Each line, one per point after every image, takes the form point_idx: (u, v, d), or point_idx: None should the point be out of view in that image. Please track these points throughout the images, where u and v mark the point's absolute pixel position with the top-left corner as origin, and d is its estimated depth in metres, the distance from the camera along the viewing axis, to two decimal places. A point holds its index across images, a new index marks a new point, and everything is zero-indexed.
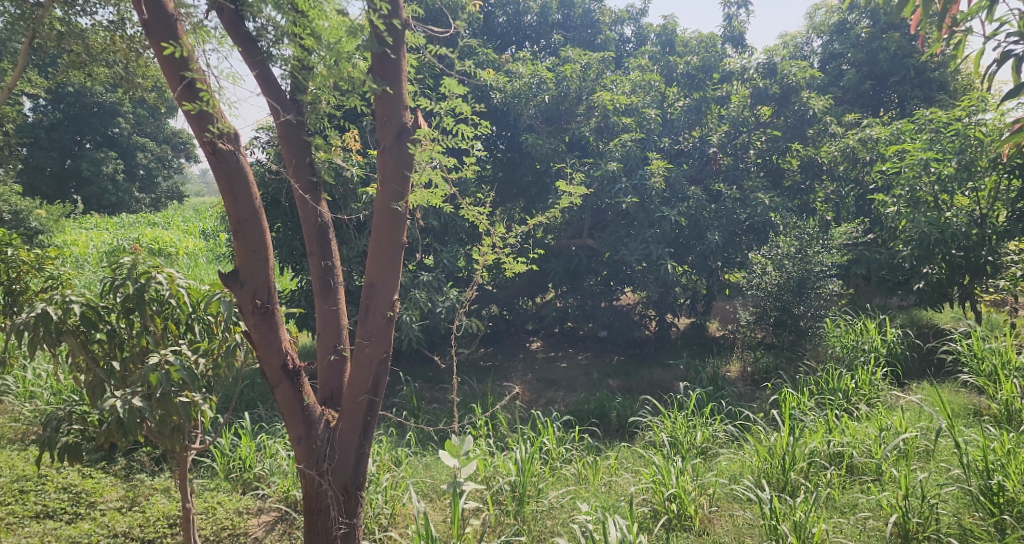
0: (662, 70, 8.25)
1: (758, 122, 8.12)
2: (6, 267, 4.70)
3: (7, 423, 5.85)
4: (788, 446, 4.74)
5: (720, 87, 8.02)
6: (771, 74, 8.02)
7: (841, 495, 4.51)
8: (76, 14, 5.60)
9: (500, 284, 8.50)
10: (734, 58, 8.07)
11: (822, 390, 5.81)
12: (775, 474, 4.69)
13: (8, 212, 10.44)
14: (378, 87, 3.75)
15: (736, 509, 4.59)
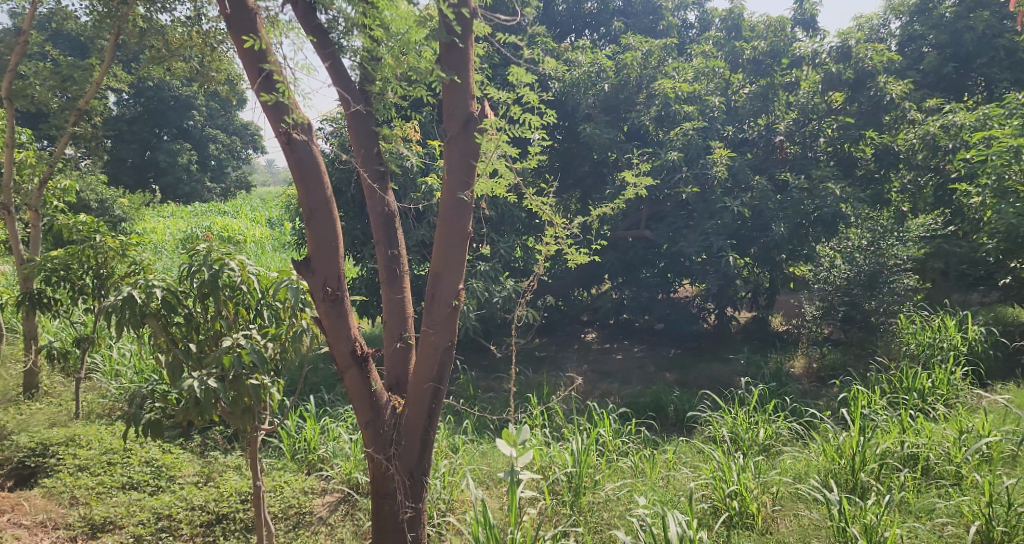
0: (728, 55, 8.14)
1: (830, 108, 7.78)
2: (97, 252, 5.35)
3: (96, 400, 6.16)
4: (858, 446, 4.63)
5: (789, 72, 7.79)
6: (844, 58, 7.56)
7: (916, 499, 4.38)
8: (157, 11, 5.88)
9: (554, 274, 8.40)
10: (806, 42, 7.74)
11: (896, 389, 5.63)
12: (844, 475, 4.58)
13: (95, 202, 10.93)
14: (445, 77, 3.77)
15: (801, 508, 4.51)
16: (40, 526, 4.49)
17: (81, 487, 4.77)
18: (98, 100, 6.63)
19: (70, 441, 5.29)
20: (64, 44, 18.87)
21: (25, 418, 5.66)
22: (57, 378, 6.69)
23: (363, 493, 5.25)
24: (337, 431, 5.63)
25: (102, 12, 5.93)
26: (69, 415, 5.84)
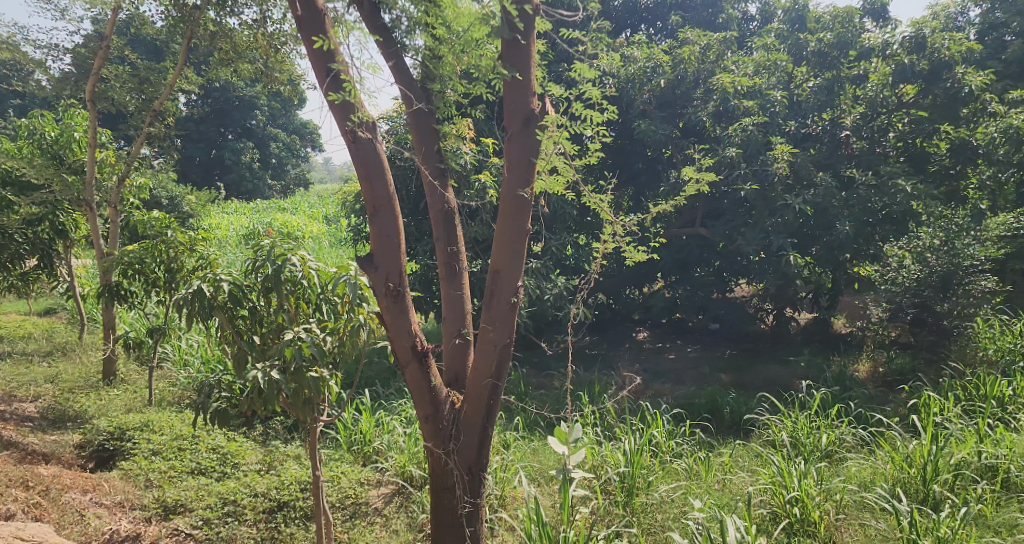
0: (791, 48, 7.86)
1: (901, 102, 7.49)
2: (168, 247, 5.65)
3: (166, 388, 6.42)
4: (930, 456, 4.52)
5: (856, 65, 7.53)
6: (918, 48, 7.22)
7: (995, 514, 4.27)
8: (226, 16, 6.15)
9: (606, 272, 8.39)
10: (876, 33, 7.53)
11: (973, 396, 5.48)
12: (914, 484, 4.48)
13: (165, 199, 11.40)
14: (507, 74, 3.79)
15: (867, 518, 4.40)
16: (117, 506, 4.68)
17: (155, 470, 4.98)
18: (171, 101, 6.90)
19: (144, 426, 5.52)
20: (137, 48, 19.61)
21: (102, 404, 5.94)
22: (132, 366, 7.02)
23: (417, 486, 5.36)
24: (392, 424, 5.75)
25: (176, 16, 6.12)
26: (143, 402, 6.09)
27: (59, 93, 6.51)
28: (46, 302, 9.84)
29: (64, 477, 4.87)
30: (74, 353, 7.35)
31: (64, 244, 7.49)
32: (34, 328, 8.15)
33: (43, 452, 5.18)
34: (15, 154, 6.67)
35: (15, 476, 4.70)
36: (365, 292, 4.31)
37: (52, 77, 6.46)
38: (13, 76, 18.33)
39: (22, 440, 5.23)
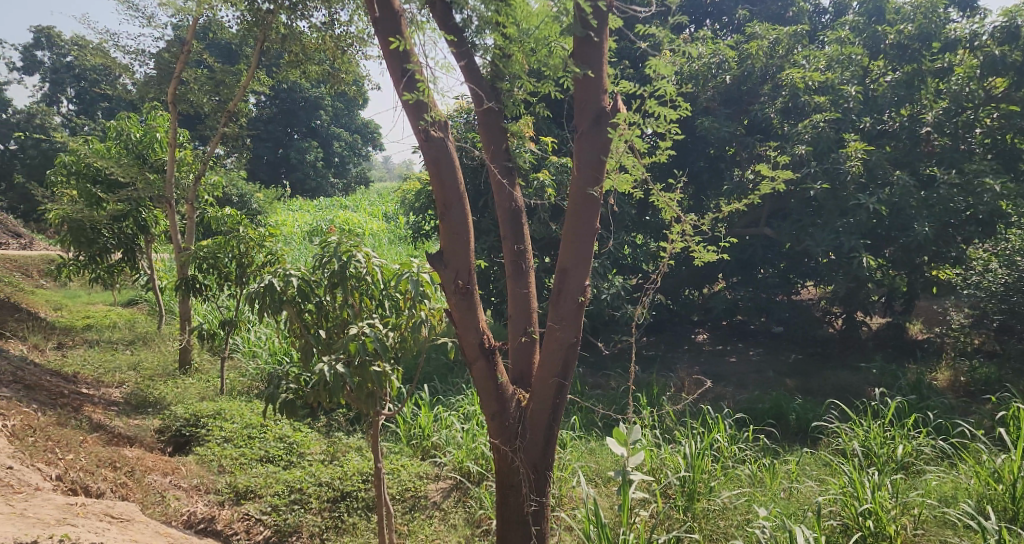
0: (868, 41, 7.60)
1: (988, 96, 7.02)
2: (239, 242, 5.92)
3: (237, 378, 6.64)
4: (1019, 472, 4.32)
5: (940, 57, 7.19)
6: (1011, 39, 6.73)
7: None
8: (297, 19, 6.34)
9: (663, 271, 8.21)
10: (961, 24, 7.10)
11: None
12: (1001, 502, 4.30)
13: (236, 196, 11.79)
14: (579, 72, 3.77)
15: (949, 535, 4.23)
16: (194, 489, 4.81)
17: (227, 456, 5.14)
18: (244, 101, 7.10)
19: (217, 414, 5.69)
20: (212, 51, 20.31)
21: (178, 392, 6.19)
22: (205, 356, 7.29)
23: (475, 482, 5.41)
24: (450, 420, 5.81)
25: (250, 21, 6.30)
26: (215, 391, 6.29)
27: (143, 96, 6.75)
28: (128, 293, 10.27)
29: (147, 459, 5.02)
30: (153, 342, 7.65)
31: (145, 239, 7.86)
32: (117, 318, 8.52)
33: (128, 435, 5.35)
34: (105, 154, 7.02)
35: (103, 457, 4.80)
36: (427, 290, 4.39)
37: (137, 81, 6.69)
38: (102, 80, 19.16)
39: (107, 423, 5.43)
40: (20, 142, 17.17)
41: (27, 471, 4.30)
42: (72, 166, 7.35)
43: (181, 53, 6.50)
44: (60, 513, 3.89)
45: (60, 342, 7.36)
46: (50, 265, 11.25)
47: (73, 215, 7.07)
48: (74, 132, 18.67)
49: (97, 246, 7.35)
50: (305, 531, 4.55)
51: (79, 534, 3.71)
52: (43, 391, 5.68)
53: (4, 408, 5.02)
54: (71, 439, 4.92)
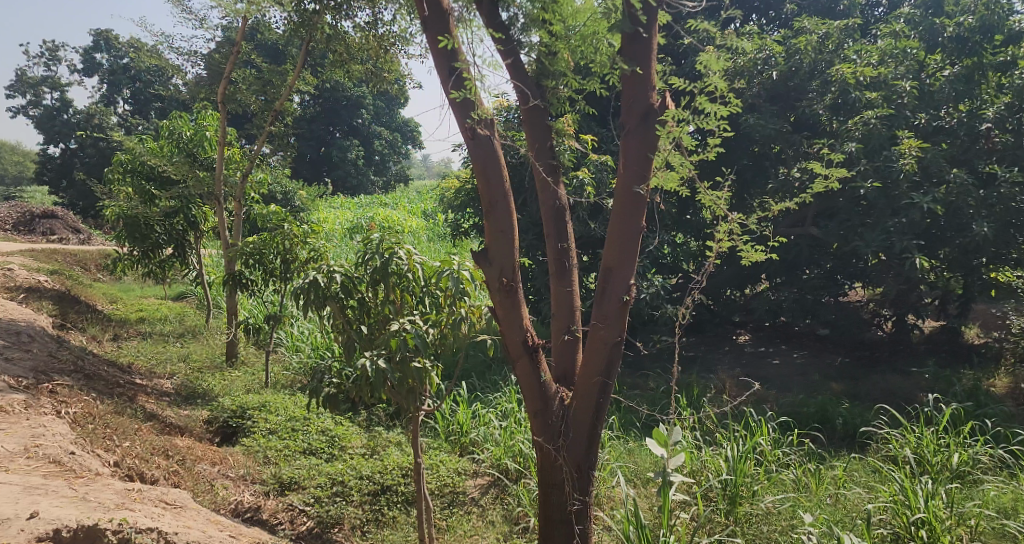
0: (925, 34, 7.29)
1: None
2: (284, 238, 6.02)
3: (281, 372, 6.74)
4: None
5: (1001, 51, 6.96)
6: None
7: None
8: (341, 19, 6.41)
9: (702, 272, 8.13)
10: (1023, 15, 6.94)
11: None
12: None
13: (280, 194, 12.00)
14: (628, 69, 3.71)
15: None
16: (241, 479, 4.90)
17: (272, 448, 5.20)
18: (289, 101, 7.21)
19: (262, 406, 5.77)
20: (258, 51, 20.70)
21: (225, 384, 6.32)
22: (250, 349, 7.43)
23: (513, 479, 5.40)
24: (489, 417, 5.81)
25: (296, 22, 6.33)
26: (260, 384, 6.38)
27: (194, 96, 7.00)
28: (179, 287, 10.50)
29: (196, 449, 5.11)
30: (201, 335, 7.80)
31: (194, 235, 8.03)
32: (168, 311, 8.72)
33: (178, 425, 5.45)
34: (158, 152, 7.17)
35: (156, 446, 4.87)
36: (466, 287, 4.40)
37: (189, 82, 6.92)
38: (156, 81, 19.68)
39: (159, 413, 5.53)
40: (80, 141, 17.73)
41: (88, 457, 4.30)
42: (128, 165, 7.49)
43: (231, 54, 6.61)
44: (118, 498, 3.85)
45: (115, 333, 7.56)
46: (106, 259, 11.58)
47: (127, 211, 7.31)
48: (130, 131, 19.19)
49: (149, 241, 7.52)
50: (345, 524, 4.57)
51: (137, 518, 3.67)
52: (100, 380, 5.81)
53: (64, 396, 5.12)
54: (127, 427, 4.97)
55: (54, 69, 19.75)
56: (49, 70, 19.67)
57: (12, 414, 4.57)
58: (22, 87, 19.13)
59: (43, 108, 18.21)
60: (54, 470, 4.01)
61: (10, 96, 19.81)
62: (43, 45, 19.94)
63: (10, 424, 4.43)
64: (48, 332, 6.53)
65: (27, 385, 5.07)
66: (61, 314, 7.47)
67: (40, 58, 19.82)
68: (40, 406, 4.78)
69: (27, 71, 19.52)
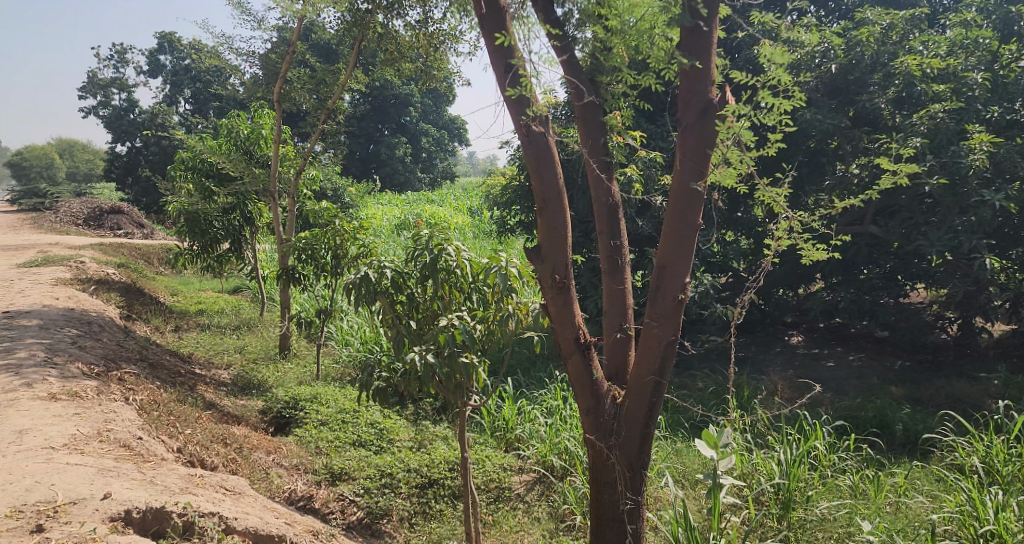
0: (999, 22, 7.15)
1: None
2: (335, 235, 6.08)
3: (331, 364, 6.82)
4: None
5: None
6: None
7: None
8: (393, 18, 6.43)
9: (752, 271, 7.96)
10: None
11: None
12: None
13: (331, 191, 12.16)
14: (687, 63, 3.63)
15: None
16: (294, 468, 4.90)
17: (323, 439, 5.24)
18: (342, 99, 7.27)
19: (314, 398, 5.84)
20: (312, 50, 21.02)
21: (279, 376, 6.42)
22: (302, 342, 7.53)
23: (559, 476, 5.35)
24: (535, 413, 5.77)
25: (349, 21, 6.45)
26: (312, 376, 6.46)
27: (252, 95, 7.15)
28: (235, 281, 10.72)
29: (253, 437, 5.15)
30: (256, 328, 7.92)
31: (250, 231, 8.18)
32: (225, 303, 8.89)
33: (235, 414, 5.53)
34: (217, 150, 7.32)
35: (216, 433, 4.94)
36: (513, 284, 4.31)
37: (245, 82, 7.17)
38: (215, 81, 20.14)
39: (217, 402, 5.64)
40: (145, 139, 18.27)
41: (154, 442, 4.38)
42: (188, 162, 7.66)
43: (287, 53, 6.68)
44: (182, 483, 3.91)
45: (176, 324, 7.75)
46: (167, 253, 11.88)
47: (189, 207, 7.49)
48: (191, 130, 19.69)
49: (208, 235, 7.73)
50: (394, 515, 4.59)
51: (200, 502, 3.71)
52: (163, 369, 5.95)
53: (132, 384, 5.24)
54: (188, 415, 5.07)
55: (121, 71, 20.36)
56: (118, 71, 20.30)
57: (86, 399, 4.65)
58: (92, 88, 19.78)
59: (112, 108, 18.79)
60: (125, 454, 4.06)
61: (81, 96, 20.50)
62: (112, 48, 20.63)
63: (84, 408, 4.50)
64: (114, 322, 6.72)
65: (97, 372, 5.20)
66: (127, 304, 7.67)
67: (109, 60, 20.48)
68: (110, 392, 4.90)
69: (98, 73, 20.19)
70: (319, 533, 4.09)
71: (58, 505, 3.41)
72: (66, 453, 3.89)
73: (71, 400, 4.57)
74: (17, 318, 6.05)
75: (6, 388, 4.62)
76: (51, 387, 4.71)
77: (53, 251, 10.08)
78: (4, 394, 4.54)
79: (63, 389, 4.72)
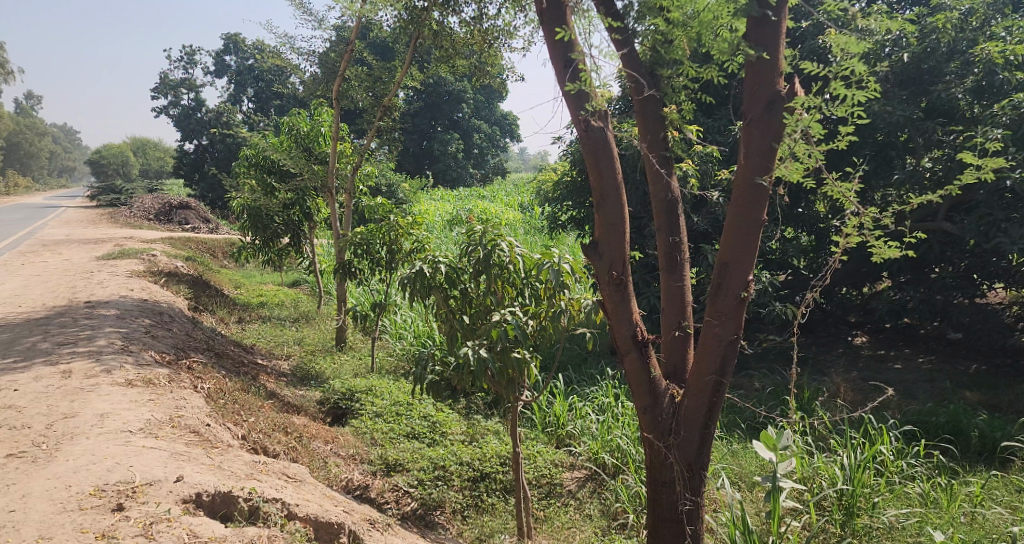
0: None
1: None
2: (390, 230, 6.12)
3: (386, 357, 6.89)
4: None
5: None
6: None
7: None
8: (448, 15, 6.43)
9: (814, 269, 7.71)
10: None
11: None
12: None
13: (386, 187, 12.29)
14: (753, 54, 3.52)
15: None
16: (350, 458, 4.95)
17: (378, 430, 5.28)
18: (398, 96, 7.30)
19: (369, 390, 5.90)
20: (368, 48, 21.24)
21: (335, 368, 6.51)
22: (357, 335, 7.63)
23: (612, 474, 5.29)
24: (586, 410, 5.72)
25: (406, 19, 6.49)
26: (367, 369, 6.54)
27: (312, 93, 7.25)
28: (294, 274, 10.94)
29: (311, 427, 5.23)
30: (314, 321, 8.05)
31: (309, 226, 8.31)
32: (285, 296, 9.07)
33: (295, 404, 5.62)
34: (278, 147, 7.45)
35: (277, 422, 5.03)
36: (566, 280, 4.27)
37: (305, 81, 7.32)
38: (276, 80, 20.56)
39: (278, 392, 5.74)
40: (211, 137, 18.80)
41: (221, 429, 4.48)
42: (252, 158, 7.82)
43: (345, 52, 6.75)
44: (248, 469, 3.99)
45: (239, 315, 7.93)
46: (231, 247, 12.18)
47: (251, 202, 7.71)
48: (254, 128, 20.17)
49: (270, 230, 7.86)
50: (446, 507, 4.60)
51: (264, 488, 3.77)
52: (229, 359, 6.10)
53: (200, 372, 5.38)
54: (252, 404, 5.18)
55: (190, 72, 20.98)
56: (187, 72, 20.89)
57: (159, 386, 4.78)
58: (163, 88, 20.37)
59: (180, 107, 19.31)
60: (195, 440, 4.15)
61: (151, 95, 21.18)
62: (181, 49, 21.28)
63: (157, 395, 4.62)
64: (183, 312, 6.91)
65: (169, 360, 5.35)
66: (195, 296, 7.88)
67: (179, 61, 21.09)
68: (180, 379, 5.03)
69: (168, 73, 20.80)
70: (376, 522, 4.11)
71: (136, 485, 3.49)
72: (141, 437, 3.99)
73: (145, 387, 4.70)
74: (96, 308, 6.28)
75: (87, 373, 4.77)
76: (128, 374, 4.85)
77: (127, 244, 10.46)
78: (85, 379, 4.69)
79: (138, 375, 4.87)
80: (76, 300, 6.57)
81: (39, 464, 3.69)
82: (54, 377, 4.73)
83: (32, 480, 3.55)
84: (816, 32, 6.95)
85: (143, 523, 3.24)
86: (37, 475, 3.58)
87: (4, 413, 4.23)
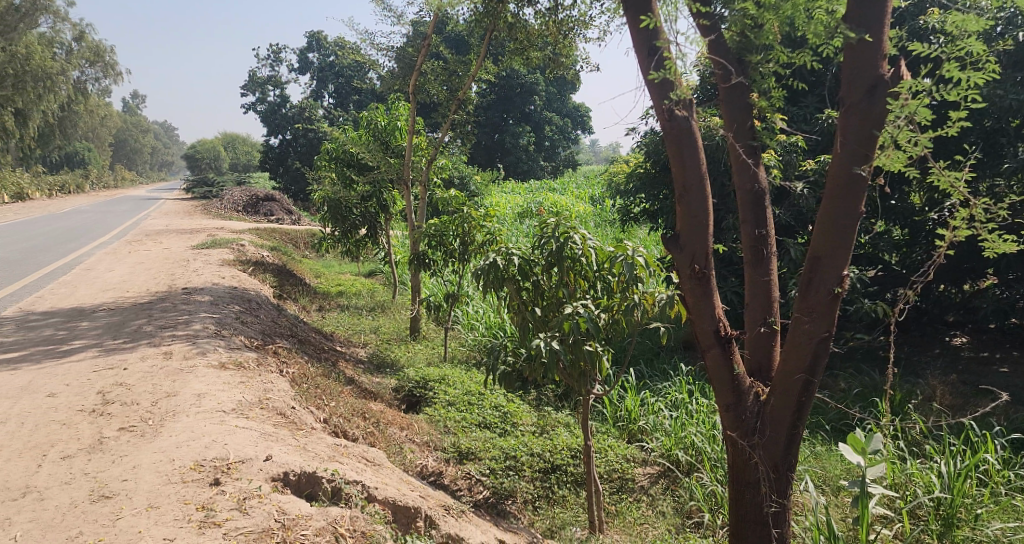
0: None
1: None
2: (463, 221, 6.14)
3: (458, 347, 6.96)
4: None
5: None
6: None
7: None
8: (524, 7, 6.41)
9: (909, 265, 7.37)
10: None
11: None
12: None
13: (459, 179, 12.39)
14: (854, 37, 3.35)
15: None
16: (424, 445, 5.00)
17: (451, 419, 5.32)
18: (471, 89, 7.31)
19: (442, 379, 5.96)
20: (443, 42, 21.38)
21: (411, 357, 6.61)
22: (431, 325, 7.71)
23: (685, 471, 5.20)
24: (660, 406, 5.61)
25: (482, 11, 6.47)
26: (440, 358, 6.60)
27: (389, 88, 7.33)
28: (370, 265, 11.16)
29: (387, 414, 5.31)
30: (389, 310, 8.18)
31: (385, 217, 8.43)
32: (362, 285, 9.25)
33: (372, 391, 5.71)
34: (358, 141, 7.58)
35: (356, 408, 5.12)
36: (640, 273, 4.18)
37: (383, 75, 7.41)
38: (355, 76, 20.99)
39: (356, 378, 5.86)
40: (295, 132, 19.37)
41: (305, 413, 4.58)
42: (332, 152, 7.98)
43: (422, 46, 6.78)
44: (330, 451, 4.08)
45: (320, 303, 8.14)
46: (312, 238, 12.52)
47: (332, 194, 7.95)
48: (334, 122, 20.67)
49: (348, 222, 8.02)
50: (518, 497, 4.60)
51: (346, 471, 3.84)
52: (311, 345, 6.26)
53: (285, 357, 5.54)
54: (332, 389, 5.29)
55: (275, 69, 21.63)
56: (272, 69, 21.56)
57: (249, 369, 4.93)
58: (251, 86, 21.07)
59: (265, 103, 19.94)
60: (282, 421, 4.27)
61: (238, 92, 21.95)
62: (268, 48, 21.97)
63: (247, 377, 4.77)
64: (270, 300, 7.14)
65: (256, 345, 5.52)
66: (279, 284, 8.12)
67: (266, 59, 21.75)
68: (268, 364, 5.19)
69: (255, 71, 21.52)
70: (450, 508, 4.12)
71: (230, 462, 3.61)
72: (234, 417, 4.12)
73: (237, 370, 4.86)
74: (192, 293, 6.55)
75: (185, 354, 4.97)
76: (221, 356, 5.03)
77: (218, 234, 10.88)
78: (184, 360, 4.88)
79: (230, 358, 5.04)
80: (174, 286, 6.87)
81: (147, 438, 3.85)
82: (156, 357, 4.95)
83: (141, 452, 3.71)
84: (919, 12, 6.65)
85: (238, 497, 3.35)
86: (146, 448, 3.74)
87: (115, 389, 4.44)
